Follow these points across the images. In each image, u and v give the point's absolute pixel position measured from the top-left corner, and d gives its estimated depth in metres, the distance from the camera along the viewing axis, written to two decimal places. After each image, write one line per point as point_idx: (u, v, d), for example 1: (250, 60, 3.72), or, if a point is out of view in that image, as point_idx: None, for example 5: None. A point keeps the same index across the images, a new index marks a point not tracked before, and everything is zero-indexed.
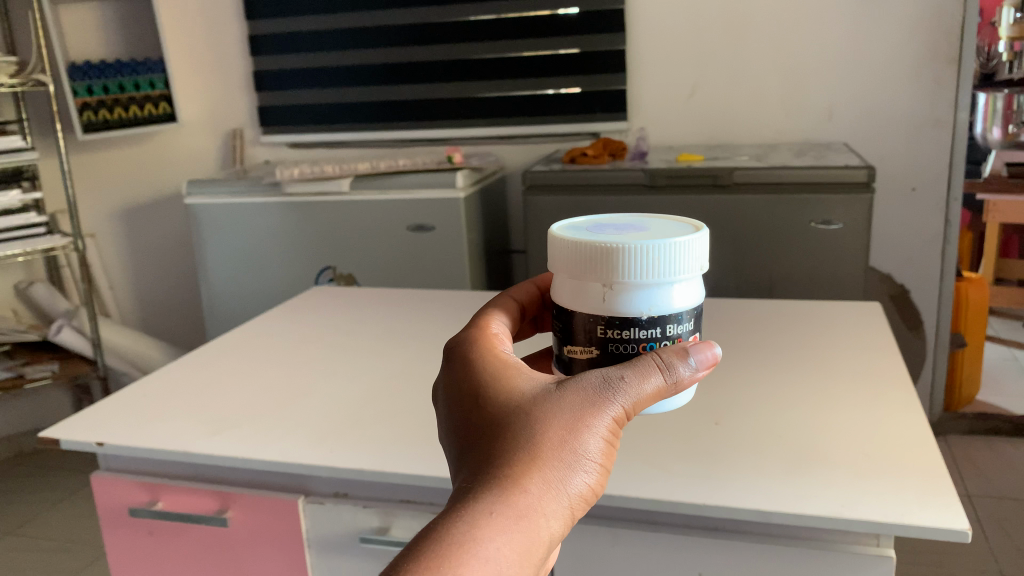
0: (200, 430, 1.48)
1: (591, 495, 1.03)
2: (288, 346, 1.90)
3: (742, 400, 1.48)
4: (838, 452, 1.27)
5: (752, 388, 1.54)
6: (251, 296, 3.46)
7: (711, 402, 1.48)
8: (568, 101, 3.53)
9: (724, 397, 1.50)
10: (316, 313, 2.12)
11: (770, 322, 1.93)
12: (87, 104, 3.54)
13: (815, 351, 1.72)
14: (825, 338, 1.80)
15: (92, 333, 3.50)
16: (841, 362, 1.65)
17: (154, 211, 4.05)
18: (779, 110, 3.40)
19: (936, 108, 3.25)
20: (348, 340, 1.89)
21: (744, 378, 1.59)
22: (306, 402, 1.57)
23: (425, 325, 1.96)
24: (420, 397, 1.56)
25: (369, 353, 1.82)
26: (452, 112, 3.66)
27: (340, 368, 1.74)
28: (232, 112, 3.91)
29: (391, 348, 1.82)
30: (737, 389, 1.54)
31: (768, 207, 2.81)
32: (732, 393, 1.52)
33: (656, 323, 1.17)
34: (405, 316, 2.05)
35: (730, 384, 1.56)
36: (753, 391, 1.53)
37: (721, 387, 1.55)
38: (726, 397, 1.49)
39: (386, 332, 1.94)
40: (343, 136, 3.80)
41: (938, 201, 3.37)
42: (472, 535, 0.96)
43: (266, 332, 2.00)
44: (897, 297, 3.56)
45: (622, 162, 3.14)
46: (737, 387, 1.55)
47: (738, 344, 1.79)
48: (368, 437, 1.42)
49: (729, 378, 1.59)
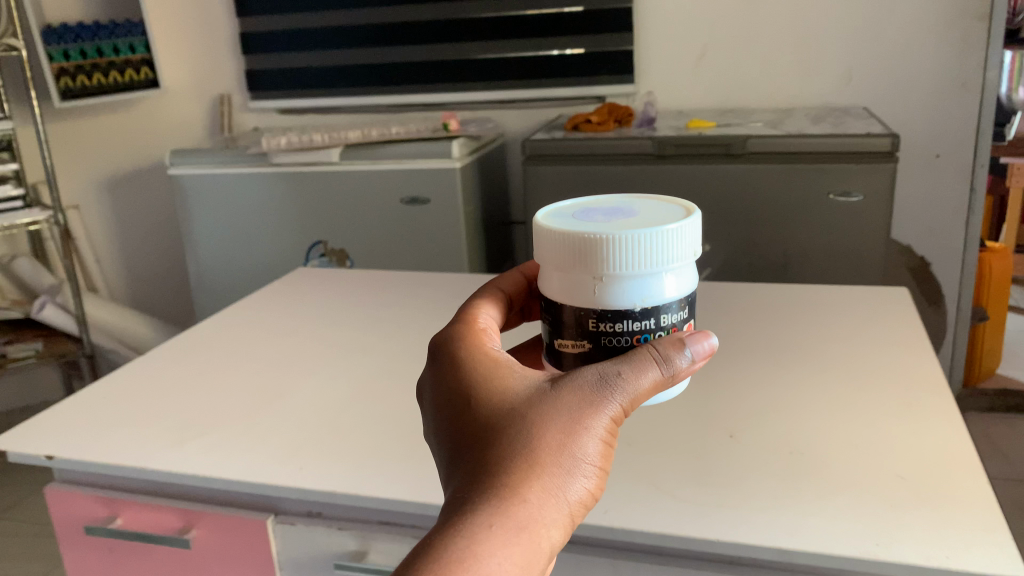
0: (160, 441, 1.35)
1: (589, 494, 0.97)
2: (263, 339, 1.75)
3: (759, 407, 1.34)
4: (870, 477, 1.12)
5: (769, 393, 1.39)
6: (239, 272, 3.32)
7: (723, 411, 1.34)
8: (571, 63, 3.33)
9: (737, 404, 1.36)
10: (297, 300, 1.97)
11: (786, 311, 1.77)
12: (64, 69, 3.37)
13: (837, 346, 1.57)
14: (847, 330, 1.65)
15: (76, 310, 3.37)
16: (866, 361, 1.49)
17: (139, 181, 3.89)
18: (794, 71, 3.21)
19: (964, 69, 3.06)
20: (328, 332, 1.75)
21: (759, 379, 1.45)
22: (277, 404, 1.44)
23: (412, 316, 1.81)
24: (403, 401, 1.42)
25: (350, 345, 1.68)
26: (449, 76, 3.47)
27: (318, 364, 1.60)
28: (218, 77, 3.72)
29: (375, 342, 1.68)
30: (751, 393, 1.39)
31: (784, 178, 2.63)
32: (746, 399, 1.37)
33: (650, 315, 1.08)
34: (392, 304, 1.90)
35: (743, 387, 1.42)
36: (770, 396, 1.38)
37: (734, 392, 1.40)
38: (740, 405, 1.35)
39: (370, 322, 1.80)
40: (334, 101, 3.62)
41: (963, 168, 3.18)
42: (472, 550, 0.86)
43: (241, 320, 1.85)
44: (915, 270, 3.39)
45: (629, 129, 2.95)
46: (752, 391, 1.40)
47: (752, 338, 1.64)
48: (343, 450, 1.29)
49: (742, 380, 1.44)
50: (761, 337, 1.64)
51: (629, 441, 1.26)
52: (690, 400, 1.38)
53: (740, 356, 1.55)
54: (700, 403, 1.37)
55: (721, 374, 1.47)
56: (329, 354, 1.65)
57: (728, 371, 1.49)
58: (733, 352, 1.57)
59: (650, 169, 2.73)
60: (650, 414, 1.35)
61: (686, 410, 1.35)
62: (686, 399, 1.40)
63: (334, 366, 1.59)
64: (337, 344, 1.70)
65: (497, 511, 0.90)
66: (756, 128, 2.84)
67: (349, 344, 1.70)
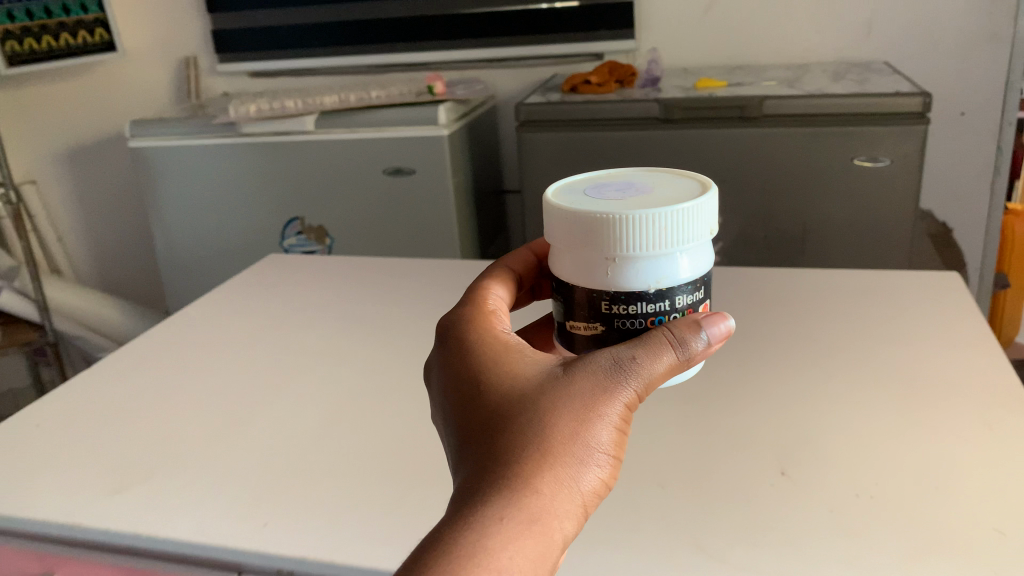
0: (96, 490, 1.14)
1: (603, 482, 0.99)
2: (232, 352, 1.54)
3: (809, 437, 1.15)
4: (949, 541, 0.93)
5: (818, 419, 1.20)
6: (211, 252, 3.08)
7: (768, 442, 1.14)
8: (566, 17, 3.06)
9: (783, 433, 1.16)
10: (265, 298, 1.75)
11: (822, 305, 1.56)
12: (7, 32, 3.13)
13: (886, 351, 1.37)
14: (895, 329, 1.44)
15: (36, 296, 3.14)
16: (923, 372, 1.29)
17: (101, 153, 3.62)
18: (808, 23, 2.95)
19: (993, 19, 2.80)
20: (305, 342, 1.54)
21: (803, 399, 1.25)
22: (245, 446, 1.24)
23: (396, 318, 1.60)
24: (391, 435, 1.22)
25: (331, 367, 1.48)
26: (433, 33, 3.19)
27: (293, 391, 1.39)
28: (181, 37, 3.42)
29: (353, 353, 1.47)
30: (798, 418, 1.20)
31: (803, 143, 2.40)
32: (791, 426, 1.18)
33: None
34: (373, 302, 1.68)
35: (786, 410, 1.22)
36: (820, 422, 1.19)
37: (776, 416, 1.21)
38: (786, 434, 1.16)
39: (352, 328, 1.58)
40: (309, 62, 3.34)
41: (990, 127, 2.95)
42: (483, 544, 0.88)
43: (208, 329, 1.64)
44: (936, 237, 3.18)
45: (631, 91, 2.71)
46: (798, 415, 1.21)
47: (790, 342, 1.43)
48: (320, 501, 1.09)
49: (786, 401, 1.25)
50: (798, 342, 1.43)
51: (661, 489, 1.08)
52: (727, 428, 1.19)
53: (779, 366, 1.35)
54: (739, 432, 1.17)
55: (759, 393, 1.28)
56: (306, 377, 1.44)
57: (766, 388, 1.29)
58: (770, 362, 1.37)
59: (655, 134, 2.49)
60: (682, 448, 1.16)
61: (723, 441, 1.16)
62: (722, 425, 1.20)
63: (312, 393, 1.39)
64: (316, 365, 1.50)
65: (510, 502, 0.92)
66: (770, 87, 2.60)
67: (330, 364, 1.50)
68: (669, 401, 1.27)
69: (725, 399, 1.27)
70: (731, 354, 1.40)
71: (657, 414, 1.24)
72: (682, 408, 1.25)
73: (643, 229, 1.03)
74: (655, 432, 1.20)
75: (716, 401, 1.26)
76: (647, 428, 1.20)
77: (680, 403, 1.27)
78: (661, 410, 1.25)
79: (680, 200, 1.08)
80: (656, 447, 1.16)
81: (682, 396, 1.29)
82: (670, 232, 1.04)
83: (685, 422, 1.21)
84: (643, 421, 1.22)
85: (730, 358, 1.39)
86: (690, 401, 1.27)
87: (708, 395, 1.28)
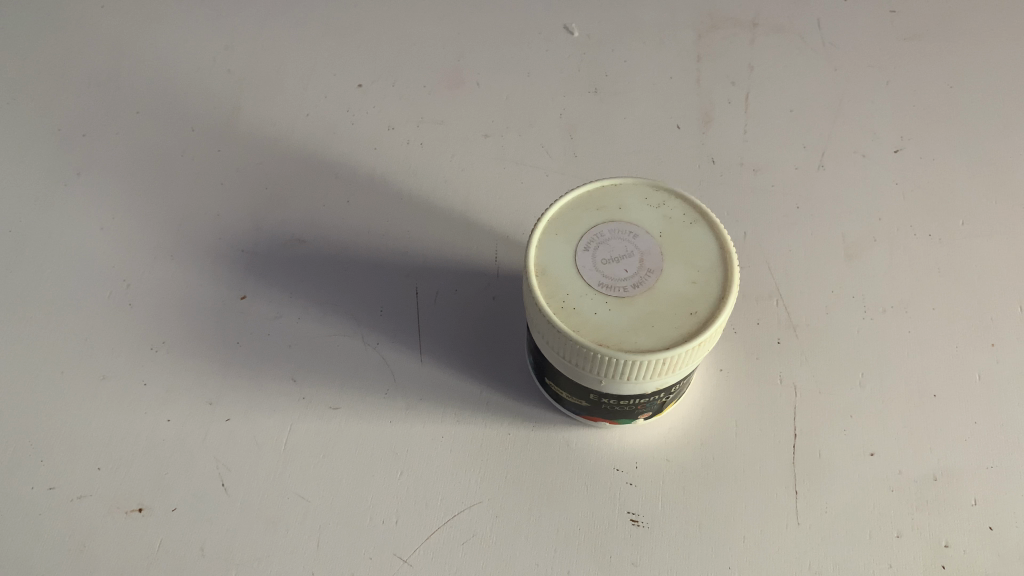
0: None
1: None
2: None
3: (963, 561, 0.46)
4: None
5: (1001, 468, 0.49)
6: None
7: (881, 569, 0.46)
8: None
9: (919, 525, 0.47)
10: None
11: None
12: None
13: None
14: None
15: None
16: None
17: None
18: None
19: None
20: None
21: (983, 370, 0.52)
22: None
23: (27, 61, 0.64)
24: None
25: (61, 336, 0.53)
26: None
27: (13, 292, 0.54)
28: None
29: None
30: (949, 457, 0.49)
31: None
32: (938, 480, 0.48)
33: None
34: None
35: (932, 413, 0.50)
36: (1005, 487, 0.48)
37: (912, 426, 0.50)
38: (916, 531, 0.47)
39: None
40: None
41: None
42: None
43: None
44: None
45: None
46: (949, 446, 0.49)
47: (993, 88, 0.62)
48: None
49: (940, 361, 0.52)
50: (1014, 92, 0.62)
51: None
52: (785, 451, 0.49)
53: (967, 210, 0.57)
54: (817, 502, 0.48)
55: (898, 308, 0.54)
56: (34, 333, 0.53)
57: (925, 305, 0.54)
58: (941, 185, 0.58)
59: None
60: (679, 555, 0.46)
61: (759, 531, 0.47)
62: (776, 442, 0.50)
63: (91, 243, 0.56)
64: (25, 206, 0.57)
65: None
66: None
67: (21, 106, 0.61)
68: (746, 310, 0.54)
69: (883, 312, 0.54)
70: (847, 130, 0.61)
71: (728, 449, 0.50)
72: (772, 351, 0.52)
73: (617, 379, 0.41)
74: (693, 472, 0.49)
75: (865, 318, 0.53)
76: (683, 452, 0.49)
77: (782, 340, 0.53)
78: (722, 361, 0.52)
79: (707, 268, 0.42)
80: (451, 565, 0.46)
81: (764, 281, 0.55)
82: (669, 377, 0.42)
83: (782, 418, 0.50)
84: (674, 420, 0.50)
85: (836, 135, 0.61)
86: (804, 324, 0.53)
87: (845, 288, 0.54)
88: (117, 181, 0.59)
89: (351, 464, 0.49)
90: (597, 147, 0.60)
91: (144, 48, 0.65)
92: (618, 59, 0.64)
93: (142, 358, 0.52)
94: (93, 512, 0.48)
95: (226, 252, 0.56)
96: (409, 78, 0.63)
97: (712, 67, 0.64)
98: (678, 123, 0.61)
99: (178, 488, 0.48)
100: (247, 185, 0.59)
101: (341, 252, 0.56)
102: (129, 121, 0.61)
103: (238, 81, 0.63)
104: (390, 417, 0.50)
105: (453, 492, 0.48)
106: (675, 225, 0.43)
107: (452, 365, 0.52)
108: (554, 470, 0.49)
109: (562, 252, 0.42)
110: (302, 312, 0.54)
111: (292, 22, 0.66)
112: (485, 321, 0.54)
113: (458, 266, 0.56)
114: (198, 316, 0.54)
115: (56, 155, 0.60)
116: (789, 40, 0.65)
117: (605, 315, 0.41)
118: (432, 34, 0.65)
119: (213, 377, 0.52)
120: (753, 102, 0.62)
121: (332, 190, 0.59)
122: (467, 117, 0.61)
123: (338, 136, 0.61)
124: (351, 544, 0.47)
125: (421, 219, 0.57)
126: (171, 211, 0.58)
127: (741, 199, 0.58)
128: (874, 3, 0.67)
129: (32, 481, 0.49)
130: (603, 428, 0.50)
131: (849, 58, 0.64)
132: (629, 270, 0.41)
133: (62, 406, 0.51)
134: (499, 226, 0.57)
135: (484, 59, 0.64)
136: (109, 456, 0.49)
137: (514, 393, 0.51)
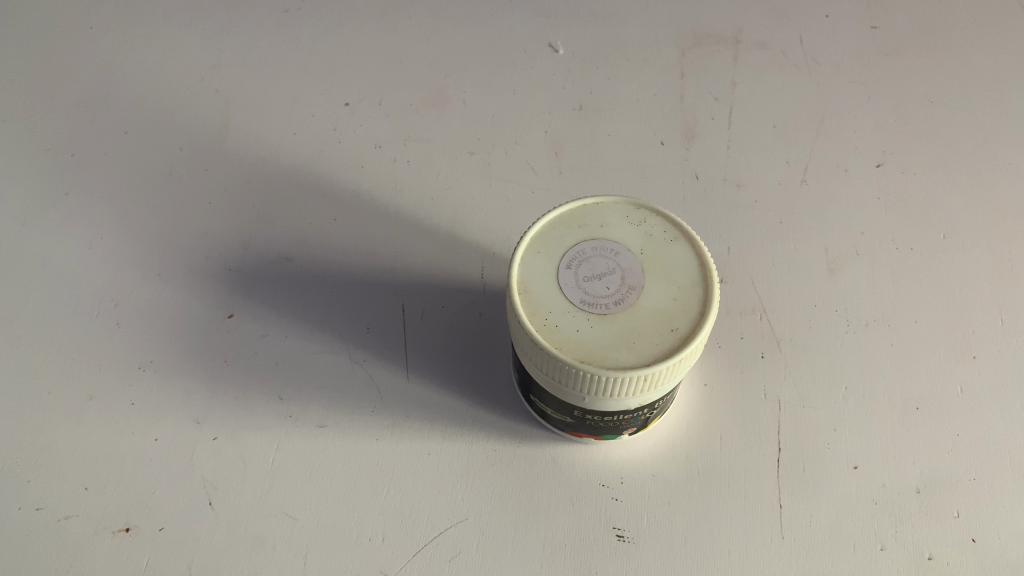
0: None
1: None
2: None
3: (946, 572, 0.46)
4: None
5: (983, 480, 0.49)
6: None
7: None
8: None
9: (903, 537, 0.47)
10: None
11: None
12: None
13: None
14: None
15: None
16: None
17: None
18: None
19: None
20: None
21: (964, 384, 0.52)
22: None
23: (14, 81, 0.64)
24: None
25: (48, 356, 0.53)
26: None
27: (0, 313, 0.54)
28: None
29: None
30: (932, 470, 0.49)
31: None
32: (921, 493, 0.49)
33: None
34: None
35: (916, 426, 0.51)
36: (988, 499, 0.48)
37: (896, 439, 0.50)
38: (899, 543, 0.47)
39: None
40: None
41: None
42: None
43: None
44: None
45: None
46: (932, 459, 0.50)
47: (973, 103, 0.63)
48: None
49: (923, 373, 0.52)
50: (993, 107, 0.63)
51: None
52: (771, 465, 0.50)
53: (948, 224, 0.58)
54: (801, 516, 0.48)
55: (881, 321, 0.54)
56: (20, 355, 0.53)
57: (908, 318, 0.54)
58: (923, 199, 0.59)
59: None
60: (665, 569, 0.47)
61: (745, 544, 0.47)
62: (761, 457, 0.50)
63: (79, 263, 0.57)
64: (12, 226, 0.58)
65: None
66: None
67: (8, 127, 0.62)
68: (729, 323, 0.54)
69: (866, 325, 0.54)
70: (830, 144, 0.62)
71: (713, 463, 0.50)
72: (755, 365, 0.53)
73: (601, 396, 0.42)
74: (679, 486, 0.49)
75: (849, 332, 0.54)
76: (669, 466, 0.50)
77: (765, 355, 0.53)
78: (707, 375, 0.53)
79: (687, 285, 0.42)
80: None
81: (748, 295, 0.55)
82: (651, 393, 0.42)
83: (767, 432, 0.51)
84: (660, 435, 0.51)
85: (818, 150, 0.61)
86: (787, 338, 0.54)
87: (828, 301, 0.55)
88: (105, 201, 0.59)
89: (338, 483, 0.49)
90: (582, 164, 0.60)
91: (132, 68, 0.65)
92: (603, 76, 0.65)
93: (129, 378, 0.53)
94: (80, 532, 0.48)
95: (214, 270, 0.56)
96: (396, 96, 0.64)
97: (696, 84, 0.64)
98: (662, 140, 0.61)
99: (166, 507, 0.49)
100: (234, 204, 0.59)
101: (328, 270, 0.56)
102: (117, 141, 0.62)
103: (225, 101, 0.64)
104: (376, 435, 0.50)
105: (439, 509, 0.48)
106: (656, 242, 0.44)
107: (438, 382, 0.52)
108: (540, 487, 0.49)
109: (545, 270, 0.43)
110: (289, 330, 0.54)
111: (279, 42, 0.66)
112: (471, 338, 0.54)
113: (444, 283, 0.56)
114: (185, 335, 0.54)
115: (44, 176, 0.60)
116: (771, 56, 0.66)
117: (587, 332, 0.41)
118: (419, 53, 0.66)
119: (200, 397, 0.52)
120: (736, 118, 0.63)
121: (318, 208, 0.59)
122: (453, 134, 0.62)
123: (324, 155, 0.61)
124: (337, 563, 0.47)
125: (407, 237, 0.58)
126: (159, 230, 0.58)
127: (724, 214, 0.58)
128: (856, 19, 0.67)
129: (19, 502, 0.49)
130: (588, 444, 0.50)
131: (831, 74, 0.65)
132: (611, 287, 0.42)
133: (49, 426, 0.51)
134: (485, 242, 0.57)
135: (470, 77, 0.65)
136: (95, 476, 0.50)
137: (499, 410, 0.51)
